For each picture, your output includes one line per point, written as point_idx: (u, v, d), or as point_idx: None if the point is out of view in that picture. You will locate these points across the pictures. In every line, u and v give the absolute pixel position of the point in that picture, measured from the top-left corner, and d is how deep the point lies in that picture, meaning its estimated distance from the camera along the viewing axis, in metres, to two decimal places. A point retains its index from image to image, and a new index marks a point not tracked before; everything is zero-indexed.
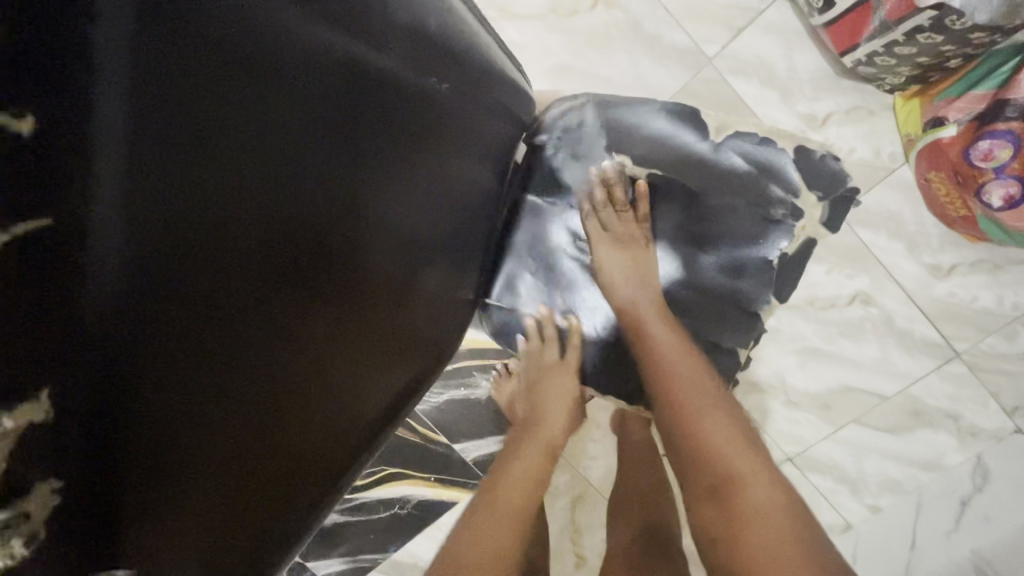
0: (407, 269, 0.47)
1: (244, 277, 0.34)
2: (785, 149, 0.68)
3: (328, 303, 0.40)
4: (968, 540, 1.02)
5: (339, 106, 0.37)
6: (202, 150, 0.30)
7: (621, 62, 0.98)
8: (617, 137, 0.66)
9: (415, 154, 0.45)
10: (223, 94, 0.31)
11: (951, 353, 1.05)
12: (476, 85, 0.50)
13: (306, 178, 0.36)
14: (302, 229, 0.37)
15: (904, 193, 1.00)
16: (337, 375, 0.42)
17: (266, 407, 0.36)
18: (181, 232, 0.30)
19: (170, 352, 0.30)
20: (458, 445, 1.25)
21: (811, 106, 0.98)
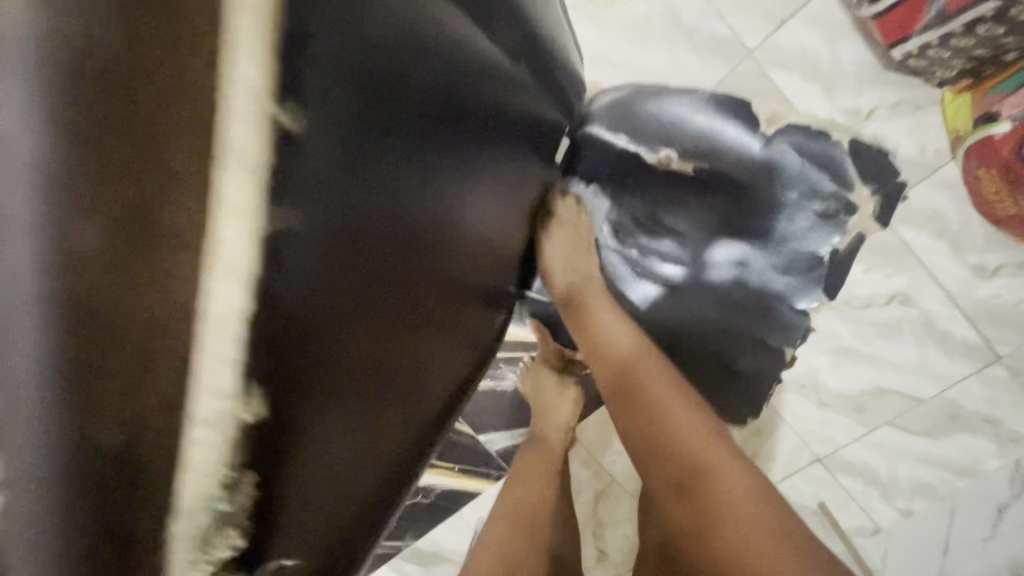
0: (488, 267, 0.51)
1: (396, 273, 0.37)
2: (838, 141, 0.68)
3: (441, 302, 0.44)
4: (1005, 548, 1.02)
5: (464, 107, 0.40)
6: (381, 154, 0.33)
7: (659, 52, 0.97)
8: (663, 130, 0.66)
9: (506, 154, 0.48)
10: (393, 95, 0.33)
11: (993, 357, 1.03)
12: (547, 75, 0.52)
13: (441, 183, 0.39)
14: (436, 232, 0.40)
15: (950, 191, 0.98)
16: (430, 361, 0.45)
17: (391, 383, 0.40)
18: (352, 227, 0.32)
19: (343, 340, 0.33)
20: (482, 436, 1.26)
21: (855, 100, 0.95)
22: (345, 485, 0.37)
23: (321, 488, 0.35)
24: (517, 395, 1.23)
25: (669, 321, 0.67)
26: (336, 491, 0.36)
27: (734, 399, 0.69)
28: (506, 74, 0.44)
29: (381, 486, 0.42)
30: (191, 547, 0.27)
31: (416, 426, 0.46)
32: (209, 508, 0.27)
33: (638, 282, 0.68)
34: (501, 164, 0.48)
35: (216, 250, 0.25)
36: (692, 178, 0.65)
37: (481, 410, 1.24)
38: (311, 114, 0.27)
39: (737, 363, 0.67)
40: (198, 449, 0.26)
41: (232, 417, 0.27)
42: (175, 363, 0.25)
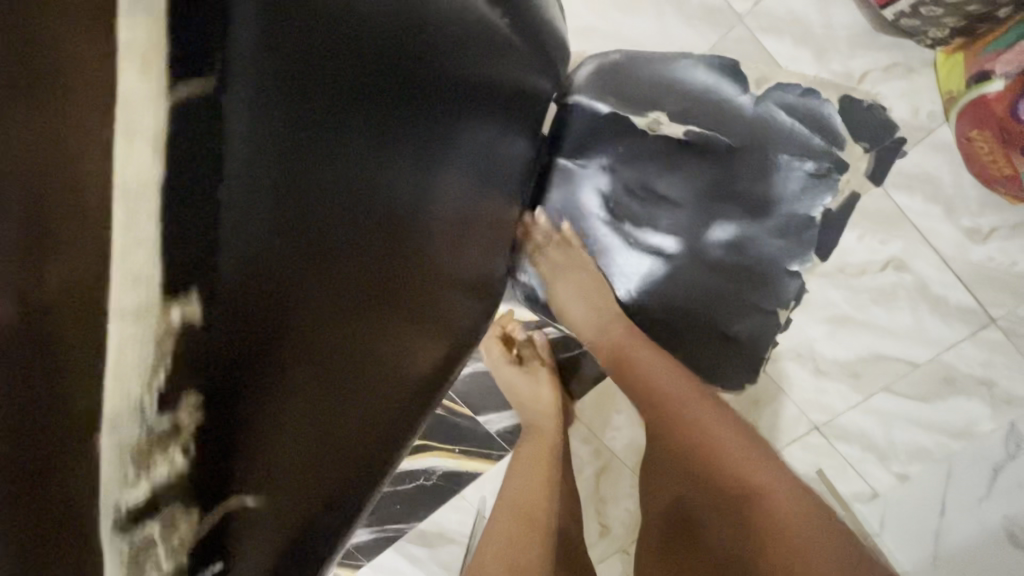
0: (462, 229, 0.51)
1: (352, 220, 0.36)
2: (831, 99, 0.66)
3: (405, 257, 0.43)
4: (999, 507, 1.00)
5: (420, 60, 0.37)
6: (335, 90, 0.31)
7: (648, 21, 0.95)
8: (650, 95, 0.64)
9: (484, 112, 0.47)
10: (332, 40, 0.30)
11: (987, 319, 1.03)
12: (538, 37, 0.48)
13: (402, 133, 0.38)
14: (394, 182, 0.39)
15: (943, 154, 0.97)
16: (398, 327, 0.44)
17: (352, 347, 0.39)
18: (290, 187, 0.30)
19: (294, 283, 0.32)
20: (482, 417, 1.26)
21: (847, 64, 0.94)
22: (309, 454, 0.37)
23: (275, 438, 0.34)
24: None
25: (662, 289, 0.68)
26: (297, 445, 0.36)
27: (729, 363, 0.70)
28: (495, 31, 0.42)
29: (347, 446, 0.41)
30: (128, 487, 0.26)
31: (387, 395, 0.45)
32: (143, 437, 0.26)
33: (631, 251, 0.68)
34: (476, 122, 0.47)
35: (127, 114, 0.22)
36: (683, 143, 0.63)
37: (479, 392, 1.24)
38: (230, 62, 0.24)
39: (730, 328, 0.68)
40: (120, 360, 0.24)
41: (160, 328, 0.25)
42: (100, 268, 0.23)
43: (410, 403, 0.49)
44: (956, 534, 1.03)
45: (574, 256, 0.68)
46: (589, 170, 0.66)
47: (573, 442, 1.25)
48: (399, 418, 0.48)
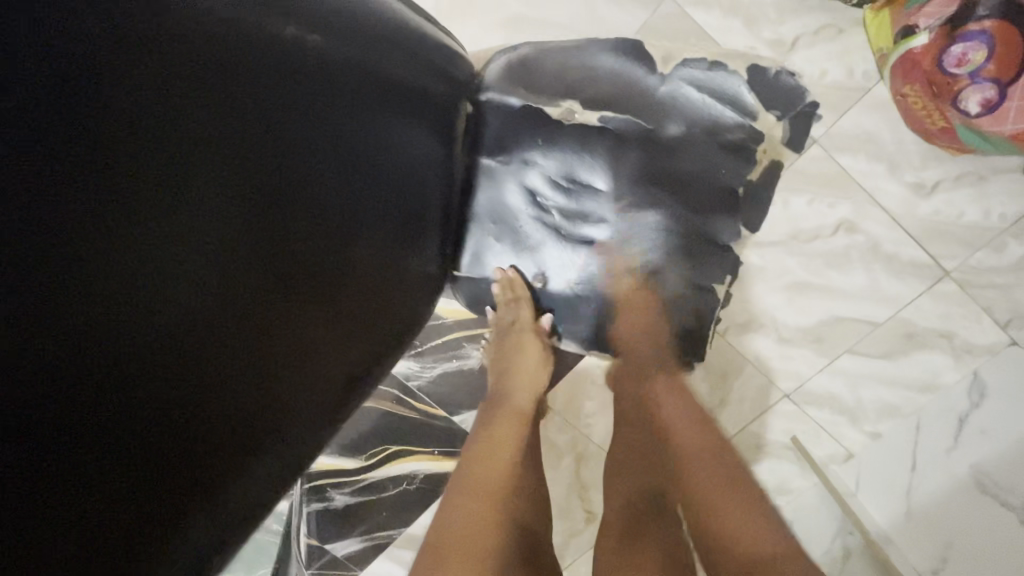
0: (361, 249, 0.51)
1: (173, 260, 0.37)
2: (737, 71, 0.68)
3: (269, 287, 0.43)
4: (966, 456, 0.99)
5: (236, 98, 0.39)
6: (123, 146, 0.34)
7: (574, 5, 0.94)
8: (563, 84, 0.66)
9: (354, 134, 0.47)
10: (80, 92, 0.32)
11: (940, 272, 1.03)
12: (403, 58, 0.51)
13: (234, 169, 0.40)
14: (249, 212, 0.41)
15: (882, 112, 0.97)
16: (269, 357, 0.44)
17: (195, 378, 0.39)
18: (48, 223, 0.31)
19: (104, 330, 0.34)
20: (458, 417, 1.27)
21: (778, 31, 0.93)
22: (134, 490, 0.36)
23: (75, 474, 0.33)
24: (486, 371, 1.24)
25: (604, 282, 0.68)
26: (109, 478, 0.35)
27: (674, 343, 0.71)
28: (318, 59, 0.44)
29: (198, 484, 0.40)
30: None
31: (262, 426, 0.45)
32: None
33: (565, 246, 0.68)
34: (347, 146, 0.47)
35: None
36: (601, 131, 0.64)
37: (452, 391, 1.26)
38: None
39: (671, 308, 0.69)
40: None
41: None
42: None
43: (296, 433, 0.48)
44: (927, 486, 1.02)
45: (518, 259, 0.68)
46: (513, 165, 0.64)
47: (550, 432, 1.25)
48: (279, 449, 0.47)
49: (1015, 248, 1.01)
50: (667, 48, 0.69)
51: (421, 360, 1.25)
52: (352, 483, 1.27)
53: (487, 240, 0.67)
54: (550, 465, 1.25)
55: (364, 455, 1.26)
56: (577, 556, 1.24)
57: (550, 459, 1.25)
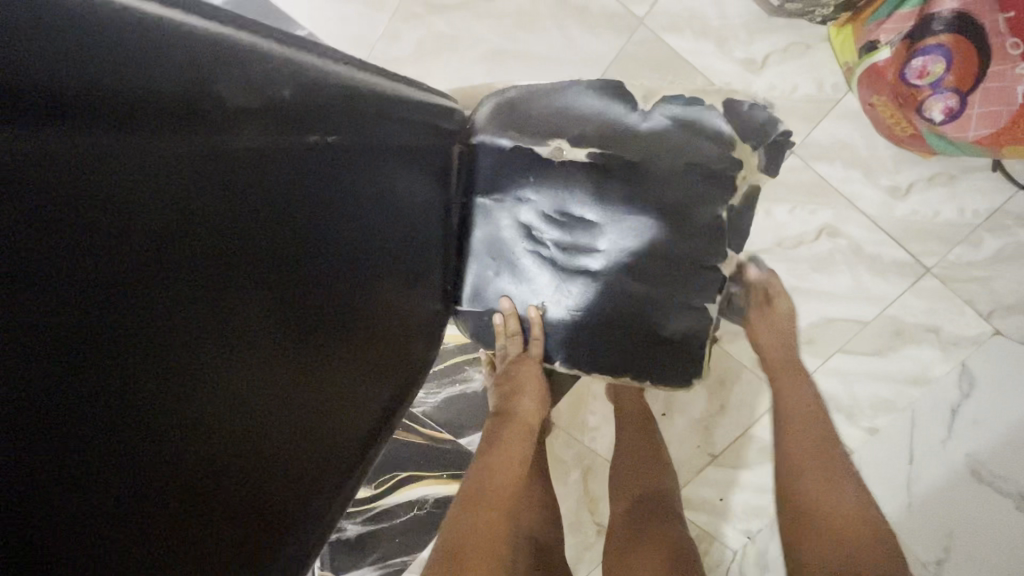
0: (369, 308, 0.54)
1: (221, 347, 0.39)
2: (713, 106, 0.71)
3: (299, 358, 0.46)
4: (961, 446, 1.00)
5: (272, 171, 0.43)
6: (174, 258, 0.36)
7: (553, 37, 0.98)
8: (551, 124, 0.69)
9: (352, 208, 0.51)
10: (153, 175, 0.35)
11: (922, 269, 1.07)
12: (398, 122, 0.54)
13: (261, 255, 0.42)
14: (287, 269, 0.45)
15: (853, 121, 1.01)
16: (308, 400, 0.47)
17: (253, 424, 0.42)
18: (132, 293, 0.34)
19: (169, 426, 0.36)
20: (464, 439, 1.29)
21: (749, 50, 0.98)
22: (210, 535, 0.38)
23: (162, 525, 0.35)
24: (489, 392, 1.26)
25: (597, 308, 0.71)
26: (189, 525, 0.37)
27: (671, 363, 0.72)
28: (323, 148, 0.47)
29: (260, 525, 0.42)
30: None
31: (307, 465, 0.47)
32: None
33: (560, 276, 0.71)
34: (347, 218, 0.50)
35: None
36: (586, 165, 0.68)
37: (457, 414, 1.28)
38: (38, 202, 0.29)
39: (665, 330, 0.71)
40: None
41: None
42: None
43: (336, 471, 0.51)
44: (925, 478, 1.04)
45: (515, 289, 0.72)
46: (506, 203, 0.69)
47: (555, 448, 1.27)
48: (323, 487, 0.49)
49: (991, 243, 1.04)
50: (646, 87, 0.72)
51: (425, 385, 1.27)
52: (364, 512, 1.27)
53: (485, 274, 0.71)
54: (558, 480, 1.26)
55: (374, 483, 1.27)
56: (591, 571, 1.25)
57: (558, 475, 1.27)
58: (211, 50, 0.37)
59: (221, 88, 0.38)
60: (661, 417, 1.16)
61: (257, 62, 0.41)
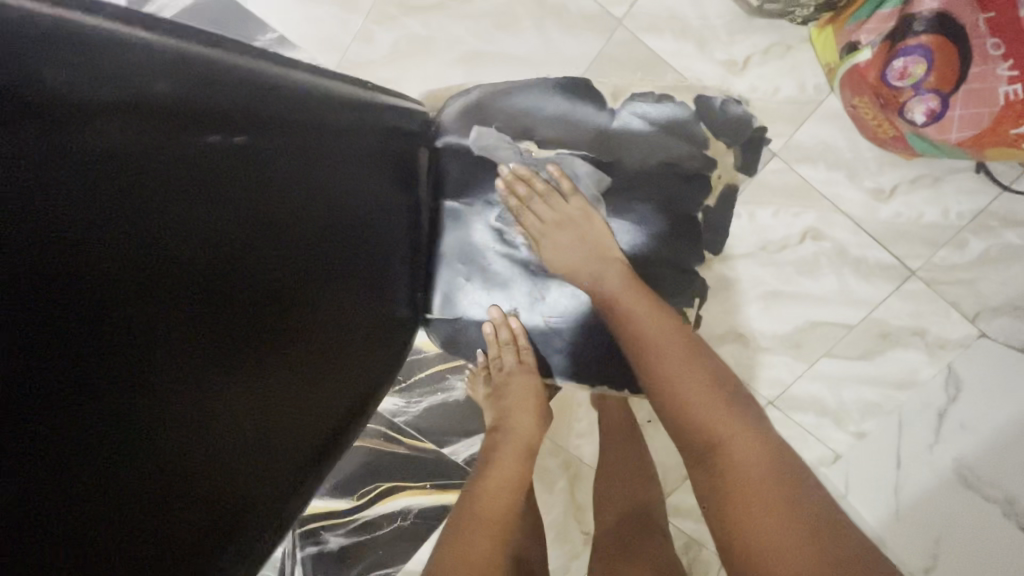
0: (320, 313, 0.50)
1: (116, 358, 0.37)
2: (683, 103, 0.73)
3: (254, 357, 0.45)
4: (948, 450, 1.00)
5: (203, 166, 0.41)
6: (88, 265, 0.35)
7: (530, 38, 0.96)
8: (518, 126, 0.69)
9: (290, 209, 0.47)
10: (63, 183, 0.34)
11: (907, 272, 1.06)
12: (350, 122, 0.52)
13: (172, 258, 0.39)
14: (235, 266, 0.43)
15: (836, 123, 1.00)
16: (270, 397, 0.46)
17: (204, 422, 0.41)
18: (41, 299, 0.33)
19: (47, 431, 0.33)
20: (448, 448, 1.26)
21: (730, 51, 0.96)
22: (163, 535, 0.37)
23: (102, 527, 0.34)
24: (472, 400, 1.24)
25: (573, 313, 0.69)
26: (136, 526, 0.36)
27: None
28: (231, 147, 0.43)
29: (224, 524, 0.41)
30: None
31: (275, 461, 0.46)
32: None
33: (533, 280, 0.69)
34: (285, 222, 0.47)
35: None
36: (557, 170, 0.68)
37: (440, 422, 1.26)
38: None
39: None
40: None
41: None
42: None
43: (308, 468, 0.49)
44: (913, 484, 1.02)
45: (492, 297, 0.70)
46: (475, 207, 0.67)
47: (541, 457, 1.25)
48: (294, 484, 0.47)
49: (975, 244, 1.03)
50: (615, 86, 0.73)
51: (407, 395, 1.25)
52: (346, 524, 1.25)
53: (456, 280, 0.68)
54: (544, 489, 1.24)
55: (356, 494, 1.25)
56: None
57: (543, 484, 1.25)
58: (96, 52, 0.36)
59: (88, 94, 0.35)
60: (647, 423, 1.14)
61: (137, 55, 0.38)
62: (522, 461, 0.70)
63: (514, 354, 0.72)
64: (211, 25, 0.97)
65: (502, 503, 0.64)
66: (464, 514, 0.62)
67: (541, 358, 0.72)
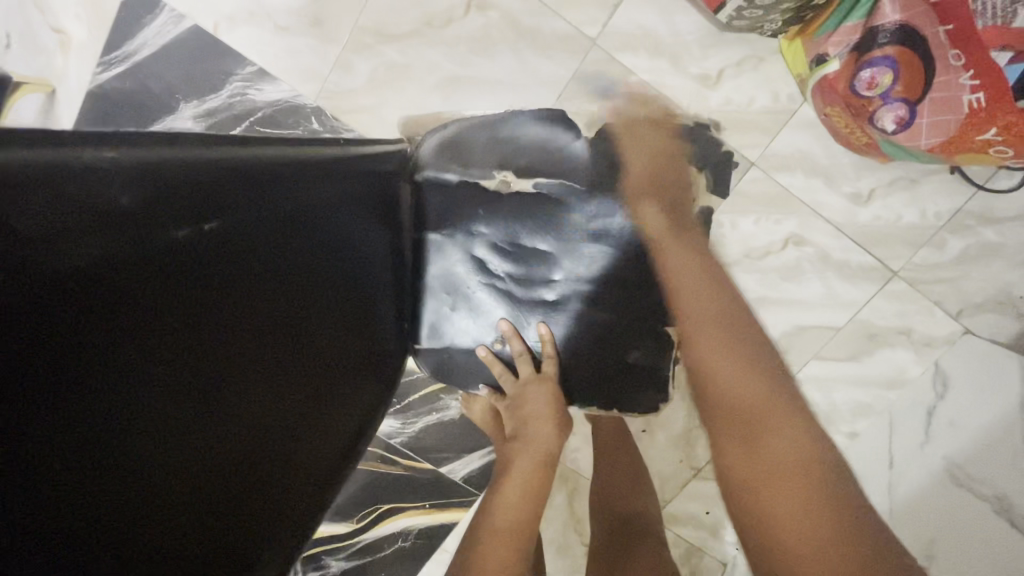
0: (309, 382, 0.50)
1: (168, 454, 0.37)
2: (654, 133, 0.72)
3: (276, 417, 0.46)
4: (938, 450, 1.00)
5: (213, 255, 0.42)
6: (132, 374, 0.36)
7: (507, 61, 0.97)
8: (496, 155, 0.68)
9: (278, 278, 0.47)
10: (102, 305, 0.34)
11: (889, 273, 1.07)
12: (328, 177, 0.54)
13: (192, 374, 0.39)
14: (248, 340, 0.44)
15: (811, 131, 1.01)
16: (295, 453, 0.48)
17: (250, 485, 0.43)
18: (105, 412, 0.34)
19: (115, 535, 0.34)
20: (445, 468, 1.26)
21: (703, 66, 0.98)
22: None
23: None
24: (467, 418, 1.25)
25: (560, 338, 0.69)
26: None
27: (638, 391, 0.70)
28: (208, 239, 0.41)
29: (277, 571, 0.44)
30: None
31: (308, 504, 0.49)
32: None
33: (519, 308, 0.69)
34: (274, 293, 0.47)
35: None
36: (532, 195, 0.67)
37: (436, 442, 1.26)
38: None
39: (629, 357, 0.69)
40: None
41: None
42: None
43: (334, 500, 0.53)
44: (905, 483, 1.01)
45: (480, 325, 0.70)
46: (456, 238, 0.67)
47: None
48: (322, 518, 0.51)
49: (955, 243, 1.05)
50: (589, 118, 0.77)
51: (401, 416, 1.26)
52: (347, 548, 1.25)
53: (441, 309, 0.68)
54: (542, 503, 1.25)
55: (355, 517, 1.25)
56: None
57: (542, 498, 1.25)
58: (94, 167, 0.35)
59: (99, 207, 0.35)
60: (642, 433, 1.15)
61: (90, 171, 0.35)
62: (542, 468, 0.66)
63: (530, 364, 0.69)
64: (192, 61, 0.98)
65: (518, 514, 0.59)
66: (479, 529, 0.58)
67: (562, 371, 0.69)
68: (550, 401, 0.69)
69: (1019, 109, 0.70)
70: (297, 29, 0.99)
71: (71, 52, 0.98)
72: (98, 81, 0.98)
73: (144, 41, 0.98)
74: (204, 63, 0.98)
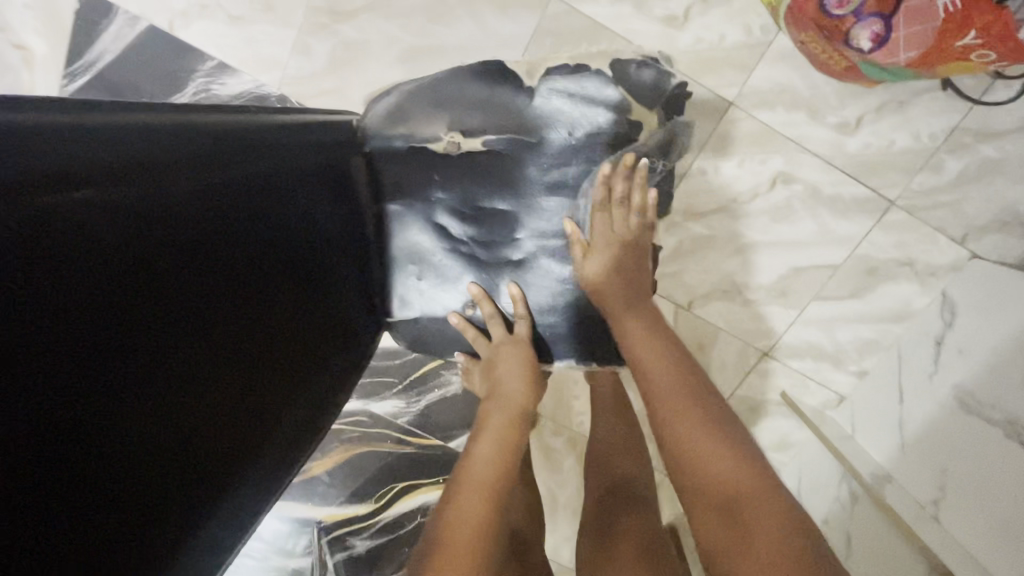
0: (274, 343, 0.53)
1: (133, 407, 0.40)
2: (601, 70, 0.68)
3: (240, 377, 0.49)
4: (948, 378, 0.94)
5: (170, 223, 0.43)
6: (96, 332, 0.38)
7: (465, 26, 0.95)
8: (444, 116, 0.67)
9: (190, 268, 0.45)
10: (62, 268, 0.36)
11: (886, 204, 1.03)
12: (282, 152, 0.54)
13: (145, 345, 0.41)
14: (214, 304, 0.46)
15: (789, 62, 0.98)
16: (257, 407, 0.51)
17: (209, 435, 0.46)
18: (71, 369, 0.37)
19: (79, 477, 0.37)
20: (454, 443, 1.28)
21: (668, 6, 0.96)
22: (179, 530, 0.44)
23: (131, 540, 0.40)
24: (471, 392, 1.26)
25: (532, 296, 0.70)
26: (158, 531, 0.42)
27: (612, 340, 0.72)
28: (115, 219, 0.40)
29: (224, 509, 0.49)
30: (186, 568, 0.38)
31: (264, 453, 0.53)
32: None
33: (486, 270, 0.70)
34: (185, 286, 0.44)
35: None
36: (485, 155, 0.67)
37: (443, 417, 1.29)
38: None
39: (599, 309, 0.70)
40: None
41: None
42: None
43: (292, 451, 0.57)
44: (916, 415, 0.98)
45: (452, 294, 0.71)
46: (412, 209, 0.67)
47: (546, 437, 1.26)
48: (279, 467, 0.55)
49: (953, 164, 1.00)
50: (531, 63, 0.70)
51: (404, 395, 1.29)
52: (370, 528, 1.24)
53: (410, 278, 0.69)
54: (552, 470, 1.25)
55: (374, 497, 1.25)
56: None
57: (553, 465, 1.26)
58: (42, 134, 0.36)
59: (49, 175, 0.36)
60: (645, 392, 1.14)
61: (38, 141, 0.36)
62: (518, 424, 0.66)
63: (503, 325, 0.70)
64: (153, 62, 0.98)
65: (496, 467, 0.60)
66: (457, 480, 0.58)
67: (534, 329, 0.71)
68: (525, 360, 0.69)
69: (996, 8, 0.66)
70: (253, 17, 0.98)
71: (37, 67, 0.99)
72: (65, 92, 0.98)
73: (105, 48, 0.98)
74: (165, 63, 0.98)
